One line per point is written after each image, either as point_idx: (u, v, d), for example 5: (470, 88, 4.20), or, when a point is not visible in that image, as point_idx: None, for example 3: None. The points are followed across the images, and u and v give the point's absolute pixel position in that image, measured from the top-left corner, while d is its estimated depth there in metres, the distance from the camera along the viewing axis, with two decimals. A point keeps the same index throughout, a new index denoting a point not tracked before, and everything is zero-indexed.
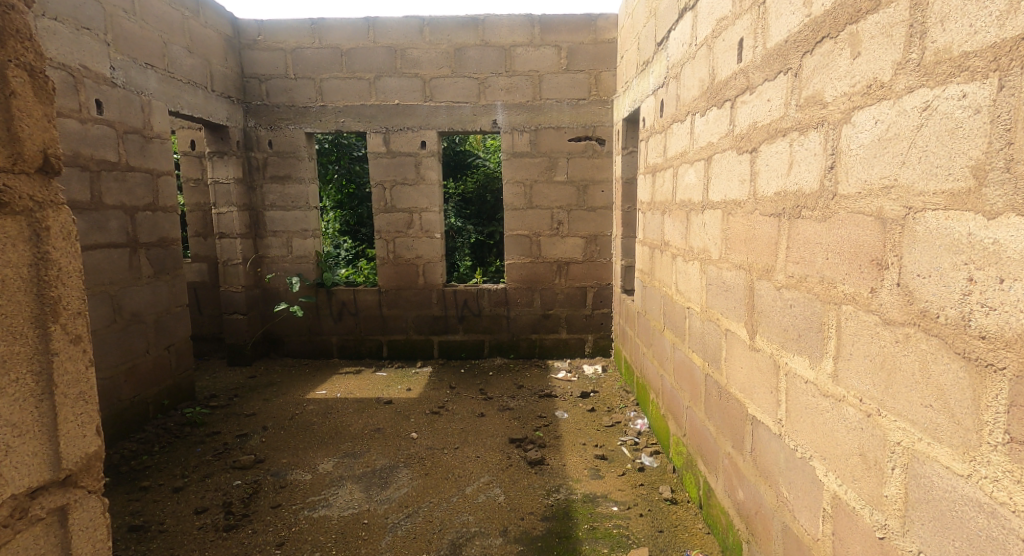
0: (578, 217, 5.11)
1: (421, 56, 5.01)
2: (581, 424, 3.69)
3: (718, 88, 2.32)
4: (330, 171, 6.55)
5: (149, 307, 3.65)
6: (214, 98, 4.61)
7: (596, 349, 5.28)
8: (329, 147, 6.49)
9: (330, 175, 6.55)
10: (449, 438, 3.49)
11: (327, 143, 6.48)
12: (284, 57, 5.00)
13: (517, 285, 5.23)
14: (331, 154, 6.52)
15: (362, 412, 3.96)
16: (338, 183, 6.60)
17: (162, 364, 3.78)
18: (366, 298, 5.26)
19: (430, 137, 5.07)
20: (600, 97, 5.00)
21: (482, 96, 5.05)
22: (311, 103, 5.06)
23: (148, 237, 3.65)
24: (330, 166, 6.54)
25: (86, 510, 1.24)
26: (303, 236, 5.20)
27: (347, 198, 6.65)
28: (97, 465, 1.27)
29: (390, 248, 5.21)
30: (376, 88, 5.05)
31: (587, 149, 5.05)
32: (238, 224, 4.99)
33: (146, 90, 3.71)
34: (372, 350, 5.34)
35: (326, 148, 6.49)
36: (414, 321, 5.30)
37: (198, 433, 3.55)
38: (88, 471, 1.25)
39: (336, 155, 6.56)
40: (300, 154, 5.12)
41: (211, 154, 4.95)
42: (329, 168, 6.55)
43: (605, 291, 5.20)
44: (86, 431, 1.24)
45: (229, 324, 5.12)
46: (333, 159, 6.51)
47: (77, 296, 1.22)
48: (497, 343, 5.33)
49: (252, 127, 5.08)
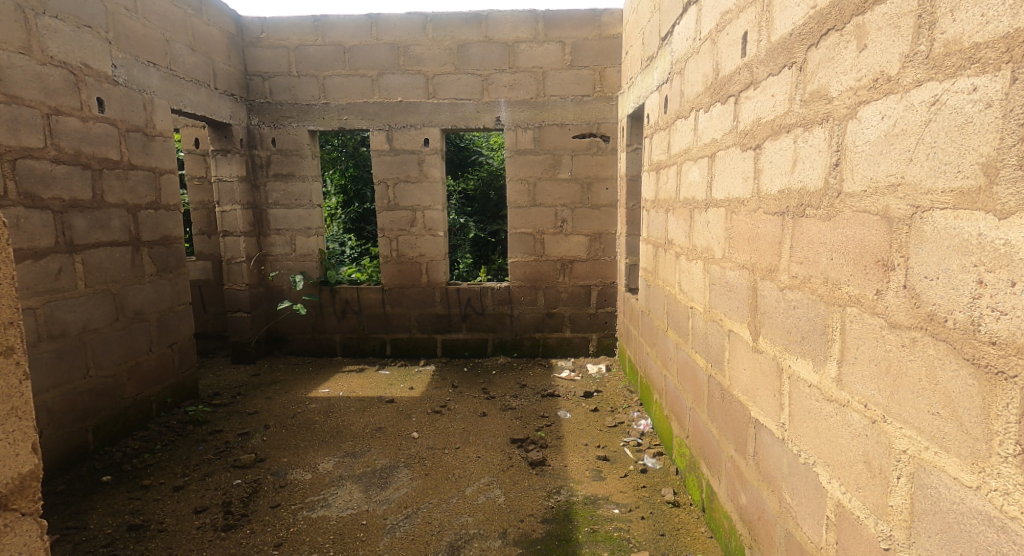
0: (582, 214, 5.06)
1: (424, 53, 4.98)
2: (584, 424, 3.66)
3: (722, 83, 2.28)
4: (331, 152, 6.65)
5: (151, 305, 3.64)
6: (217, 96, 4.59)
7: (600, 348, 5.24)
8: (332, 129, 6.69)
9: (331, 156, 6.63)
10: (450, 438, 3.46)
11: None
12: (287, 54, 4.98)
13: (521, 283, 5.19)
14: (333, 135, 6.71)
15: (364, 411, 3.94)
16: (339, 163, 6.63)
17: (164, 362, 3.77)
18: (370, 296, 5.24)
19: (433, 134, 5.06)
20: (605, 94, 4.95)
21: (486, 93, 5.02)
22: (313, 101, 5.04)
23: (150, 235, 3.65)
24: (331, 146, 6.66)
25: (18, 534, 1.22)
26: (306, 234, 5.19)
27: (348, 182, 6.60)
28: (33, 486, 1.25)
29: (394, 247, 5.19)
30: (378, 85, 5.02)
31: (591, 146, 5.00)
32: (241, 223, 4.98)
33: (149, 88, 3.69)
34: (375, 349, 5.33)
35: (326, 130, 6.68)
36: (417, 319, 5.28)
37: (199, 432, 3.53)
38: (21, 493, 1.22)
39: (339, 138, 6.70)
40: (303, 152, 5.10)
41: (214, 153, 4.93)
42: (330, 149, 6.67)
43: (609, 290, 5.16)
44: (18, 450, 1.21)
45: (232, 322, 5.10)
46: (333, 140, 6.61)
47: (7, 306, 1.18)
48: (500, 342, 5.30)
49: (256, 125, 5.07)
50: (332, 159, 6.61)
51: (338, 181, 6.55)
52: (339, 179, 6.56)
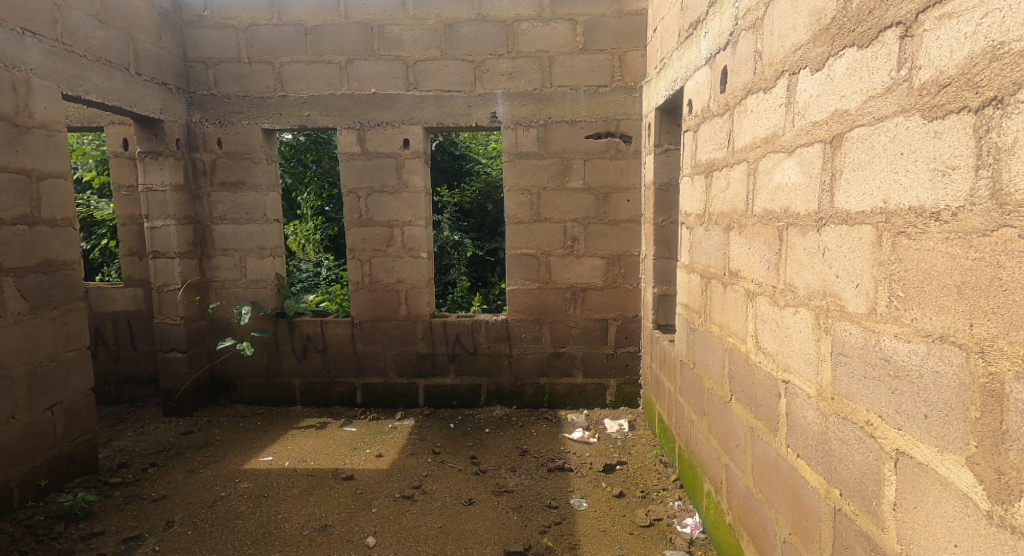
0: (597, 232, 4.12)
1: (404, 35, 4.06)
2: (606, 522, 2.69)
3: (864, 12, 1.32)
4: (304, 172, 5.55)
5: (18, 356, 2.69)
6: (142, 84, 3.69)
7: (619, 398, 4.25)
8: (305, 142, 5.53)
9: (305, 176, 5.55)
10: (422, 548, 2.49)
11: (300, 138, 5.52)
12: (235, 36, 4.07)
13: (521, 316, 4.22)
14: (306, 150, 5.57)
15: (311, 495, 2.96)
16: (316, 184, 5.55)
17: (37, 432, 2.79)
18: (336, 332, 4.28)
19: (414, 133, 4.14)
20: (626, 84, 4.02)
21: (479, 83, 4.09)
22: (268, 93, 4.13)
23: (19, 261, 2.72)
24: (305, 165, 5.55)
25: None
26: (260, 254, 4.23)
27: (326, 204, 5.60)
28: None
29: (366, 271, 4.24)
30: (348, 74, 4.12)
31: (609, 148, 4.07)
32: (176, 242, 4.02)
33: (23, 64, 2.80)
34: (343, 397, 4.35)
35: (295, 144, 5.52)
36: (395, 360, 4.31)
37: (69, 536, 2.55)
38: None
39: (314, 153, 5.60)
40: (256, 155, 4.18)
41: (142, 155, 3.98)
42: (303, 168, 5.55)
43: (631, 325, 4.18)
44: None
45: (164, 365, 4.09)
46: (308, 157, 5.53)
47: None
48: (496, 389, 4.30)
49: (197, 122, 4.15)
50: (306, 180, 5.53)
51: (314, 201, 5.55)
52: (316, 201, 5.54)
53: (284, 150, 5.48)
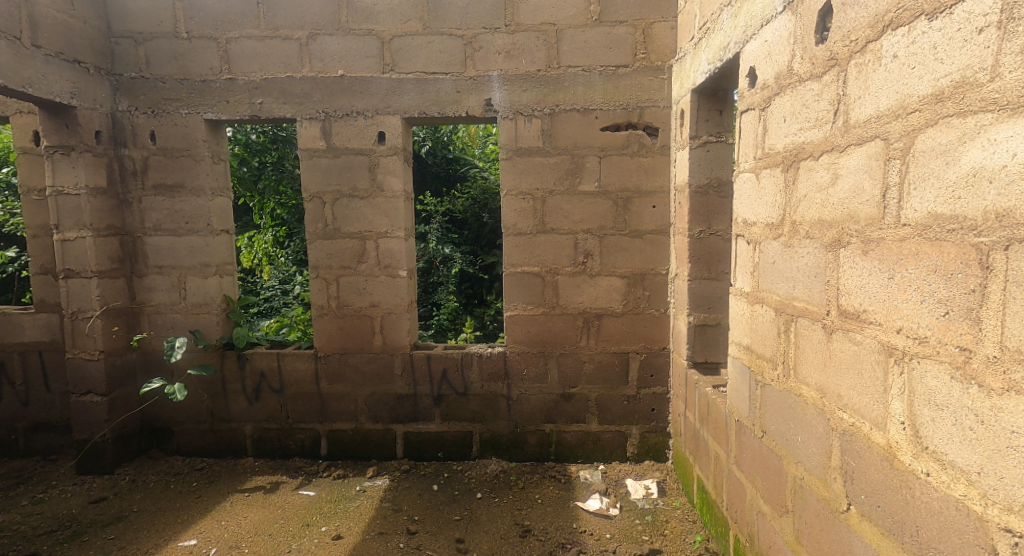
0: (616, 246, 3.34)
1: (379, 4, 3.31)
2: None
3: None
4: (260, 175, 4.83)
5: None
6: (41, 59, 2.95)
7: (642, 450, 3.44)
8: (259, 141, 4.78)
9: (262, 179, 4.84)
10: None
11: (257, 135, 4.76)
12: (171, 6, 3.32)
13: (522, 348, 3.43)
14: (266, 149, 4.82)
15: None
16: (274, 190, 4.90)
17: None
18: (295, 368, 3.49)
19: (391, 125, 3.37)
20: (651, 63, 3.26)
21: (470, 64, 3.33)
22: (212, 76, 3.37)
23: None
24: (262, 165, 4.84)
25: None
26: (203, 273, 3.45)
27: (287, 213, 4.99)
28: None
29: (331, 292, 3.45)
30: (309, 53, 3.35)
31: (630, 142, 3.30)
32: (93, 258, 3.24)
33: None
34: (304, 447, 3.54)
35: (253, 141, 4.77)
36: (368, 402, 3.51)
37: None
38: None
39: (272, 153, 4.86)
40: (197, 152, 3.40)
41: (50, 150, 3.21)
42: (259, 170, 4.83)
43: (658, 360, 3.39)
44: None
45: (78, 411, 3.30)
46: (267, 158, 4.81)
47: None
48: (491, 438, 3.50)
49: (124, 111, 3.38)
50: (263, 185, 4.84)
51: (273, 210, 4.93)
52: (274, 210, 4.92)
53: (236, 148, 4.69)
